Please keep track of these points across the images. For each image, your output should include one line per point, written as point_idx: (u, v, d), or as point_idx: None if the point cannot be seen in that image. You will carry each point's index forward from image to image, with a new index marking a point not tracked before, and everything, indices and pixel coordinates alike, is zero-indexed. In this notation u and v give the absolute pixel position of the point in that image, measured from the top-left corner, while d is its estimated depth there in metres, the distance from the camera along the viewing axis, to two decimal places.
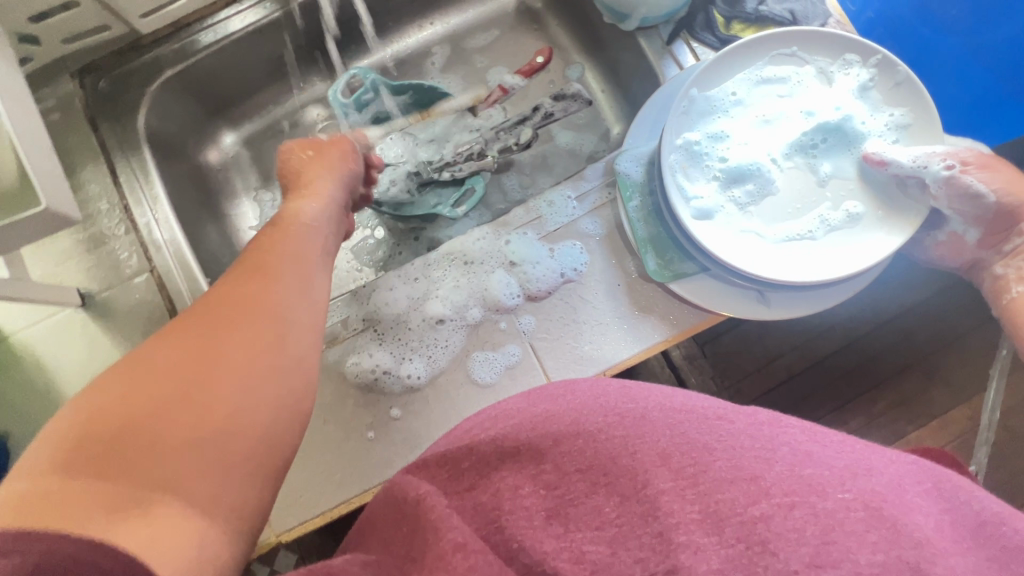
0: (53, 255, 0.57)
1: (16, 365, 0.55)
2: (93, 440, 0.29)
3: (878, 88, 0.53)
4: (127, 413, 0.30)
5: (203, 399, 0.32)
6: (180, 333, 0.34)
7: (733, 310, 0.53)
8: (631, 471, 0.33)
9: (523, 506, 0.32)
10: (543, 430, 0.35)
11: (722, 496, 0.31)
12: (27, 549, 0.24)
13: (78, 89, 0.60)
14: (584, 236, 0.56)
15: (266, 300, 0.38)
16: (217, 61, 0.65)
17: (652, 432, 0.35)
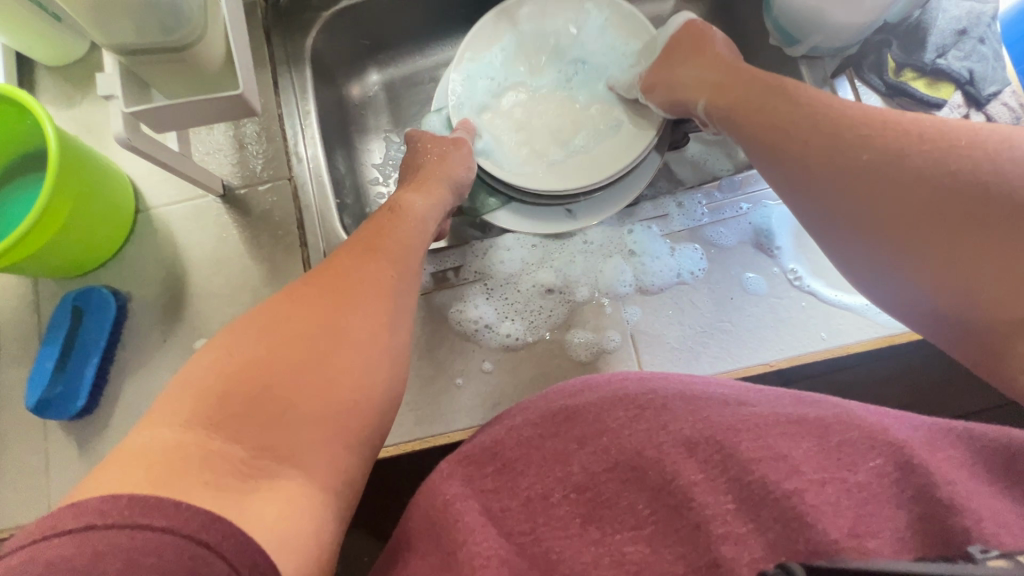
0: (207, 144, 0.60)
1: (152, 236, 0.59)
2: (226, 394, 0.35)
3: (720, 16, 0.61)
4: (250, 379, 0.35)
5: (317, 367, 0.37)
6: (288, 309, 0.40)
7: (535, 223, 0.58)
8: (656, 465, 0.38)
9: (556, 506, 0.38)
10: (556, 421, 0.40)
11: (755, 479, 0.36)
12: (147, 534, 0.27)
13: (261, 0, 0.64)
14: (707, 243, 0.56)
15: (357, 303, 0.42)
16: (387, 4, 0.67)
17: (673, 422, 0.38)
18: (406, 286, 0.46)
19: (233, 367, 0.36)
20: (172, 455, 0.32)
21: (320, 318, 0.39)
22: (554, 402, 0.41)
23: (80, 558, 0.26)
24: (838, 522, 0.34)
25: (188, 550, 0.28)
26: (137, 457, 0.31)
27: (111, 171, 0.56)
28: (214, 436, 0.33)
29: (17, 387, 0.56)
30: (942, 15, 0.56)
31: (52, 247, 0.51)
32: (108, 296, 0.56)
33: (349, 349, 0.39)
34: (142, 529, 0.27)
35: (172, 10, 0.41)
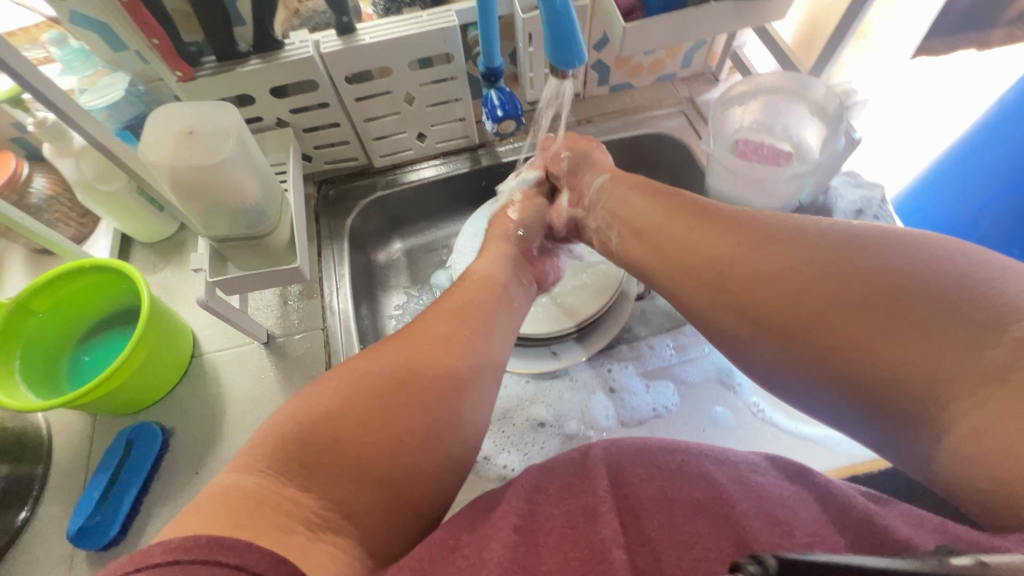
0: (259, 302, 0.74)
1: (202, 377, 0.69)
2: (300, 447, 0.41)
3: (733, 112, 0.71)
4: (322, 432, 0.42)
5: (381, 425, 0.43)
6: (373, 371, 0.47)
7: (535, 368, 0.66)
8: (671, 510, 0.39)
9: (593, 507, 0.40)
10: (583, 460, 0.45)
11: (749, 522, 0.37)
12: (224, 569, 0.30)
13: (316, 193, 0.82)
14: (677, 380, 0.65)
15: (438, 363, 0.49)
16: (412, 194, 0.85)
17: (688, 483, 0.41)
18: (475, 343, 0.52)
19: (306, 427, 0.42)
20: (263, 512, 0.36)
21: (387, 398, 0.45)
22: (588, 449, 0.46)
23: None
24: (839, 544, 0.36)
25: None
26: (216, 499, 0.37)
27: (179, 324, 0.68)
28: (281, 485, 0.38)
29: (55, 519, 0.61)
30: (841, 199, 0.72)
31: (122, 387, 0.61)
32: (156, 430, 0.64)
33: (408, 419, 0.44)
34: (214, 568, 0.29)
35: (259, 212, 0.55)
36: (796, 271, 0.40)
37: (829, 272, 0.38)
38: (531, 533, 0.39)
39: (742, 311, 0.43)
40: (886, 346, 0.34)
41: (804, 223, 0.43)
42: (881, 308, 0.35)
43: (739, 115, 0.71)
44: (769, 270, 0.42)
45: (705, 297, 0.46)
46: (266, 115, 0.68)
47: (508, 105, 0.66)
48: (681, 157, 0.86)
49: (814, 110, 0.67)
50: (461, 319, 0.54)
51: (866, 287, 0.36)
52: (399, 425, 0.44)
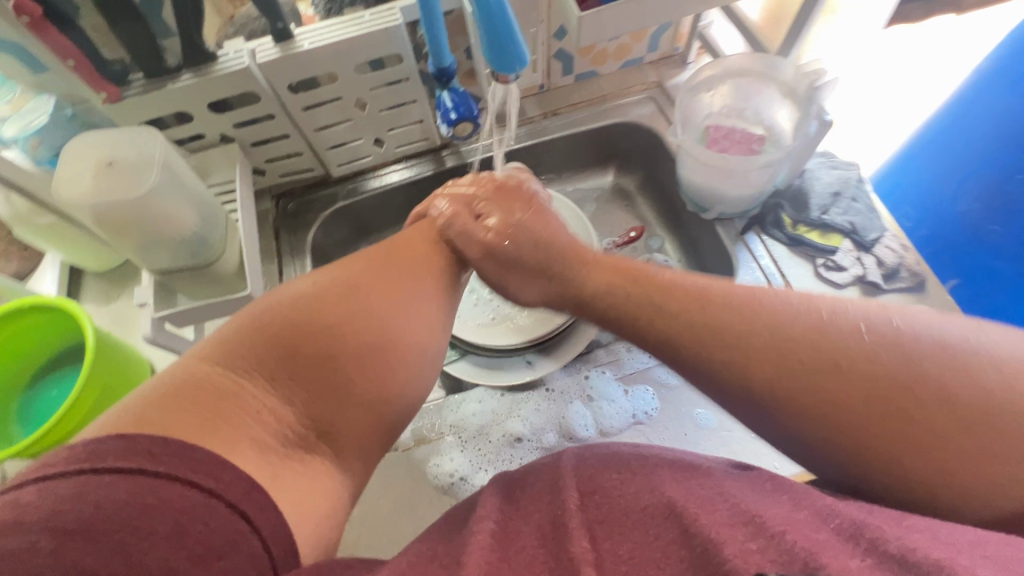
0: None
1: None
2: (278, 353, 0.42)
3: (693, 103, 0.68)
4: (294, 333, 0.43)
5: (359, 329, 0.44)
6: (350, 278, 0.47)
7: (507, 380, 0.63)
8: (644, 525, 0.34)
9: (564, 524, 0.36)
10: (556, 470, 0.41)
11: (714, 528, 0.32)
12: (198, 492, 0.33)
13: (273, 208, 0.78)
14: (657, 384, 0.63)
15: (403, 274, 0.49)
16: (375, 202, 0.81)
17: (656, 485, 0.37)
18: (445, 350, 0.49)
19: (275, 334, 0.43)
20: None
21: (367, 294, 0.46)
22: (560, 458, 0.42)
23: (128, 510, 0.31)
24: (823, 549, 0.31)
25: (229, 515, 0.33)
26: (181, 389, 0.38)
27: (135, 359, 0.65)
28: (251, 390, 0.40)
29: None
30: (817, 183, 0.69)
31: (76, 432, 0.58)
32: None
33: (394, 339, 0.45)
34: (191, 487, 0.33)
35: (200, 240, 0.52)
36: (843, 378, 0.36)
37: (875, 376, 0.36)
38: (505, 543, 0.36)
39: (767, 376, 0.38)
40: (934, 475, 0.34)
41: (802, 321, 0.39)
42: (929, 425, 0.34)
43: (708, 100, 0.68)
44: (815, 362, 0.37)
45: (718, 370, 0.40)
46: (208, 131, 0.64)
47: (461, 105, 0.63)
48: (653, 145, 0.82)
49: (784, 91, 0.64)
50: (393, 267, 0.49)
51: (906, 398, 0.35)
52: (332, 353, 0.43)
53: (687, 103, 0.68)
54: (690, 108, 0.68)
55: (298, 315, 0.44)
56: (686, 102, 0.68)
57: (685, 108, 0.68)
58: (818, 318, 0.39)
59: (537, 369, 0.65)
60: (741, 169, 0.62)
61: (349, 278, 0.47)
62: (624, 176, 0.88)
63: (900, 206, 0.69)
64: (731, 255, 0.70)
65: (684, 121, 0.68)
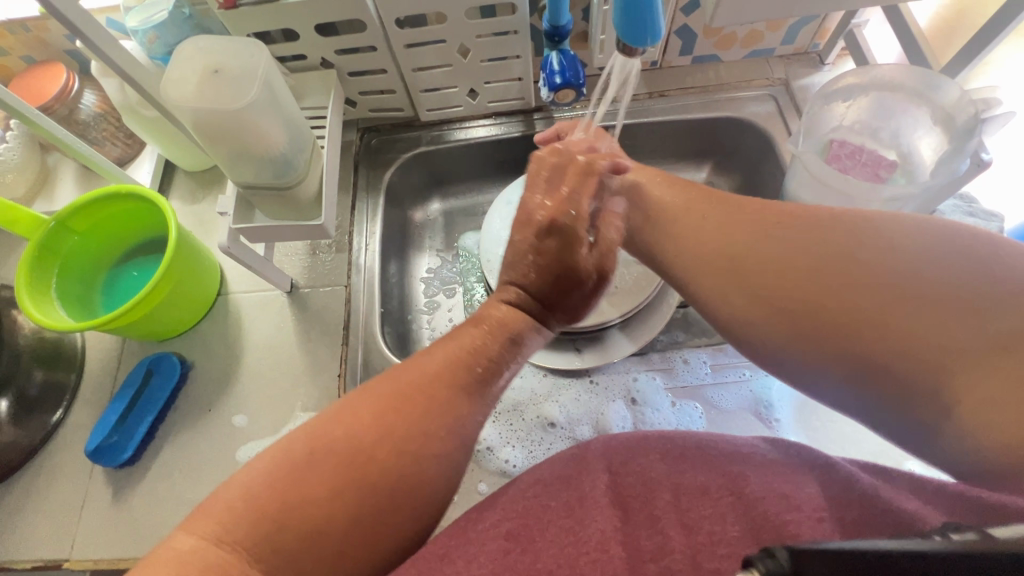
0: (288, 249, 0.73)
1: (226, 317, 0.69)
2: (280, 527, 0.33)
3: (819, 111, 0.60)
4: (296, 528, 0.34)
5: (380, 507, 0.36)
6: (365, 432, 0.37)
7: (553, 363, 0.62)
8: (675, 490, 0.38)
9: (593, 502, 0.38)
10: (582, 455, 0.42)
11: (764, 504, 0.35)
12: None
13: (357, 140, 0.78)
14: (707, 403, 0.59)
15: (437, 407, 0.39)
16: (457, 153, 0.80)
17: (693, 467, 0.39)
18: None
19: (283, 496, 0.34)
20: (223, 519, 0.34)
21: (392, 468, 0.37)
22: (587, 443, 0.43)
23: None
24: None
25: None
26: (186, 559, 0.31)
27: (208, 261, 0.68)
28: (256, 564, 0.32)
29: (80, 431, 0.64)
30: None
31: (148, 319, 0.62)
32: (177, 364, 0.65)
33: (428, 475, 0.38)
34: None
35: (285, 161, 0.52)
36: (816, 265, 0.38)
37: (852, 277, 0.36)
38: (525, 534, 0.37)
39: (765, 305, 0.40)
40: (903, 339, 0.33)
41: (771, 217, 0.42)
42: (898, 279, 0.34)
43: (841, 110, 0.61)
44: (786, 243, 0.40)
45: (720, 294, 0.43)
46: (311, 53, 0.64)
47: (568, 70, 0.59)
48: (762, 148, 0.75)
49: (937, 116, 0.55)
50: (426, 411, 0.39)
51: (877, 272, 0.35)
52: (319, 504, 0.34)
53: (811, 112, 0.60)
54: (816, 118, 0.60)
55: (279, 483, 0.34)
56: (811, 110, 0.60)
57: (810, 117, 0.60)
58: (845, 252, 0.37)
59: (585, 357, 0.62)
60: (861, 197, 0.55)
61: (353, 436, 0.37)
62: (719, 175, 0.82)
63: None
64: None
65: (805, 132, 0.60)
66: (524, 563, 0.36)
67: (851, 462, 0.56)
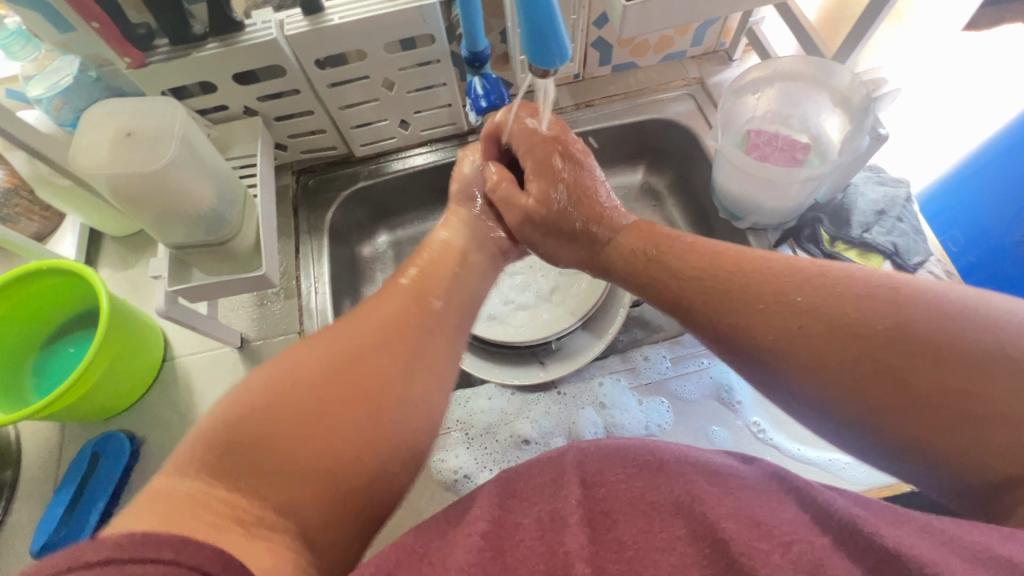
0: (234, 303, 0.70)
1: (174, 383, 0.66)
2: (231, 443, 0.36)
3: (743, 98, 0.64)
4: (258, 425, 0.37)
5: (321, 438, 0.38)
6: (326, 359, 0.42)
7: (519, 378, 0.61)
8: (649, 515, 0.37)
9: (563, 515, 0.38)
10: (560, 464, 0.42)
11: (725, 526, 0.35)
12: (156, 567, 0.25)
13: (293, 183, 0.77)
14: (672, 396, 0.61)
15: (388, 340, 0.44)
16: (397, 185, 0.79)
17: (665, 483, 0.39)
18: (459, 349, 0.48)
19: (245, 410, 0.37)
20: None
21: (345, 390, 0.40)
22: (564, 451, 0.44)
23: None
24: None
25: None
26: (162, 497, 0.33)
27: (148, 328, 0.65)
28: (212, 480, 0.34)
29: (24, 531, 0.59)
30: (861, 198, 0.66)
31: (87, 397, 0.58)
32: (126, 442, 0.61)
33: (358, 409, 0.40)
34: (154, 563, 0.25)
35: (217, 217, 0.51)
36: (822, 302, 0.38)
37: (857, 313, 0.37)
38: (499, 541, 0.37)
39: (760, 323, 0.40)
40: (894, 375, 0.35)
41: (767, 251, 0.44)
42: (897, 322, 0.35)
43: (752, 103, 0.65)
44: (784, 278, 0.41)
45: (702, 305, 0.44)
46: (232, 103, 0.63)
47: (493, 93, 0.61)
48: (688, 145, 0.79)
49: (837, 99, 0.60)
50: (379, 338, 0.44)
51: (884, 308, 0.36)
52: (291, 449, 0.37)
53: (731, 104, 0.64)
54: (736, 109, 0.64)
55: (291, 389, 0.39)
56: (733, 96, 0.64)
57: (728, 110, 0.64)
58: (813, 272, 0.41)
59: (549, 368, 0.62)
60: (782, 181, 0.59)
61: (353, 343, 0.43)
62: (654, 175, 0.85)
63: (946, 228, 0.66)
64: None
65: (724, 123, 0.64)
66: (497, 568, 0.35)
67: (811, 431, 0.59)
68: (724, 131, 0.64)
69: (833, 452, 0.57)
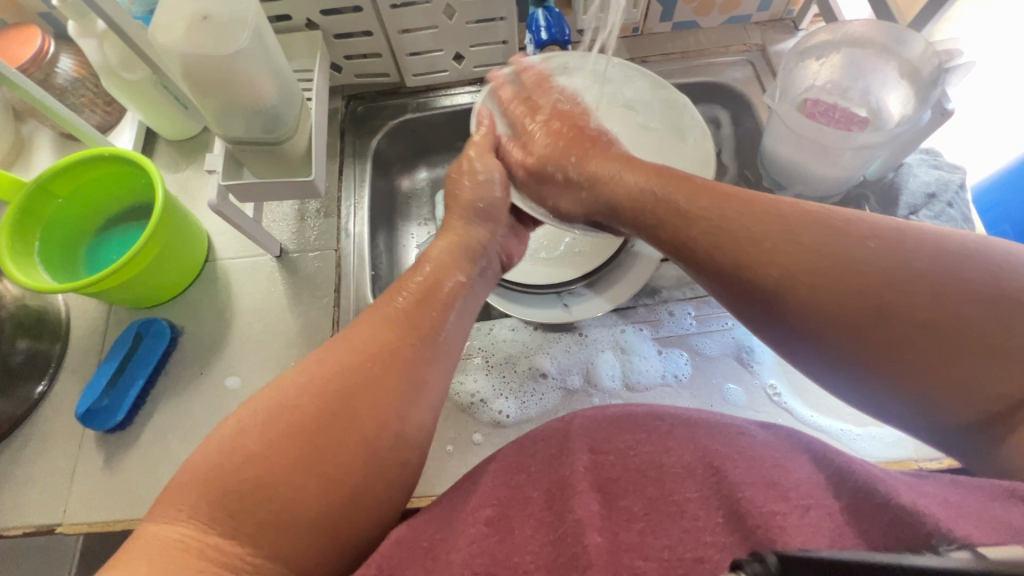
0: (277, 214, 0.73)
1: (213, 283, 0.69)
2: (236, 480, 0.37)
3: (806, 63, 0.63)
4: (258, 464, 0.37)
5: (332, 441, 0.40)
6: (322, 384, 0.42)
7: (543, 315, 0.63)
8: (660, 479, 0.40)
9: (571, 485, 0.40)
10: (565, 435, 0.44)
11: (744, 495, 0.36)
12: None
13: (343, 108, 0.78)
14: (692, 350, 0.62)
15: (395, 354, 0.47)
16: (443, 121, 0.80)
17: (676, 447, 0.41)
18: (441, 335, 0.51)
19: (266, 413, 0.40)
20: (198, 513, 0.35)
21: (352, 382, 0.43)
22: (570, 421, 0.45)
23: None
24: (816, 540, 0.33)
25: None
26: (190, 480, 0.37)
27: (194, 227, 0.68)
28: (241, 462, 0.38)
29: (68, 399, 0.64)
30: (912, 179, 0.64)
31: (133, 281, 0.61)
32: (165, 328, 0.65)
33: (385, 384, 0.44)
34: None
35: (274, 116, 0.52)
36: (870, 279, 0.36)
37: (888, 283, 0.35)
38: (504, 522, 0.39)
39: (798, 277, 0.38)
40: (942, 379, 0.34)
41: (773, 211, 0.42)
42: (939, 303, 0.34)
43: (814, 70, 0.63)
44: (835, 250, 0.37)
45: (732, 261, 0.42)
46: (296, 14, 0.64)
47: (553, 28, 0.64)
48: (739, 112, 0.78)
49: (905, 70, 0.58)
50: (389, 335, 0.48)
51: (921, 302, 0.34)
52: (313, 459, 0.39)
53: (792, 71, 0.63)
54: (796, 75, 0.63)
55: (285, 427, 0.39)
56: (796, 58, 0.63)
57: (789, 73, 0.63)
58: (865, 259, 0.36)
59: (573, 312, 0.64)
60: (835, 146, 0.58)
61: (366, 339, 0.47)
62: None
63: (997, 223, 0.63)
64: None
65: (779, 86, 0.63)
66: (501, 551, 0.37)
67: (827, 401, 0.59)
68: (778, 97, 0.63)
69: (845, 423, 0.57)
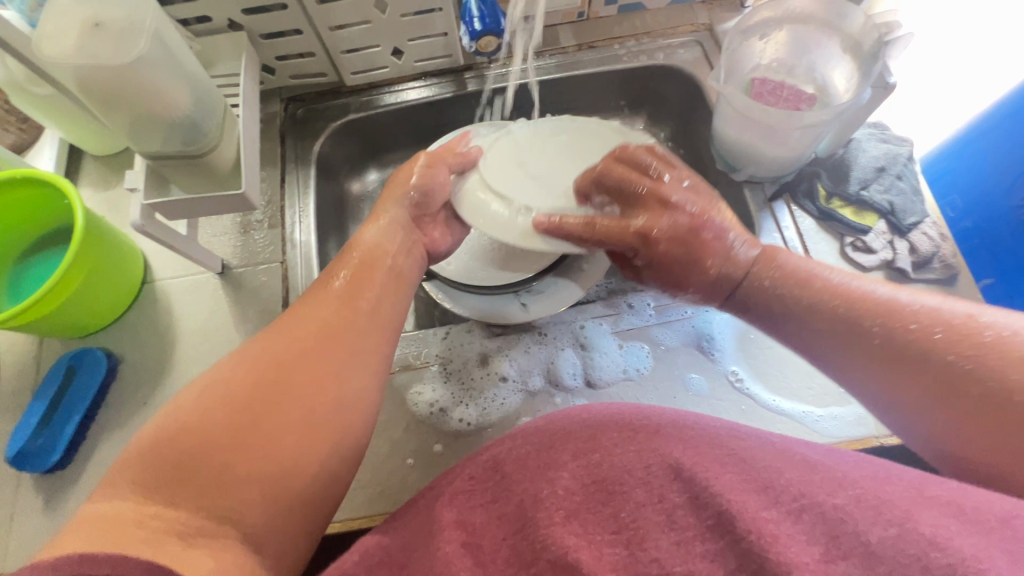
0: (216, 228, 0.69)
1: (153, 305, 0.65)
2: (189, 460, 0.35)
3: (751, 41, 0.62)
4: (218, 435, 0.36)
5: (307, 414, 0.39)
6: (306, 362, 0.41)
7: (500, 316, 0.61)
8: (647, 482, 0.37)
9: (548, 507, 0.37)
10: (544, 438, 0.41)
11: (729, 499, 0.34)
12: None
13: (281, 111, 0.74)
14: (653, 342, 0.61)
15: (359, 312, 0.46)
16: (388, 120, 0.77)
17: (663, 445, 0.38)
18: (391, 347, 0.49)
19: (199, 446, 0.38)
20: None
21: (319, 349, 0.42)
22: (552, 422, 0.43)
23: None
24: (810, 551, 0.32)
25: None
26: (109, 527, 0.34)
27: (126, 248, 0.64)
28: None
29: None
30: (863, 154, 0.64)
31: (60, 311, 0.57)
32: (102, 357, 0.61)
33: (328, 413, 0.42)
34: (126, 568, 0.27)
35: (193, 125, 0.49)
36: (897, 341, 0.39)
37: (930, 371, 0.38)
38: (480, 548, 0.37)
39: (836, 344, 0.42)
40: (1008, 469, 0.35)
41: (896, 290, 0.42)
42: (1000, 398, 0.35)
43: (759, 48, 0.62)
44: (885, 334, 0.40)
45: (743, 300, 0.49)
46: (216, 14, 0.61)
47: (489, 15, 0.62)
48: (691, 94, 0.76)
49: (848, 45, 0.58)
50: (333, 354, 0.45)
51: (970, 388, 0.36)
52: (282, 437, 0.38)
53: (737, 50, 0.61)
54: (741, 53, 0.62)
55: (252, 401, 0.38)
56: (740, 38, 0.61)
57: (733, 51, 0.62)
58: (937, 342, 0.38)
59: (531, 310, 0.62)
60: (782, 126, 0.57)
61: None
62: (654, 127, 0.83)
63: (946, 193, 0.63)
64: (754, 221, 0.65)
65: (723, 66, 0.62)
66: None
67: (789, 383, 0.58)
68: (724, 75, 0.61)
69: (807, 405, 0.57)
